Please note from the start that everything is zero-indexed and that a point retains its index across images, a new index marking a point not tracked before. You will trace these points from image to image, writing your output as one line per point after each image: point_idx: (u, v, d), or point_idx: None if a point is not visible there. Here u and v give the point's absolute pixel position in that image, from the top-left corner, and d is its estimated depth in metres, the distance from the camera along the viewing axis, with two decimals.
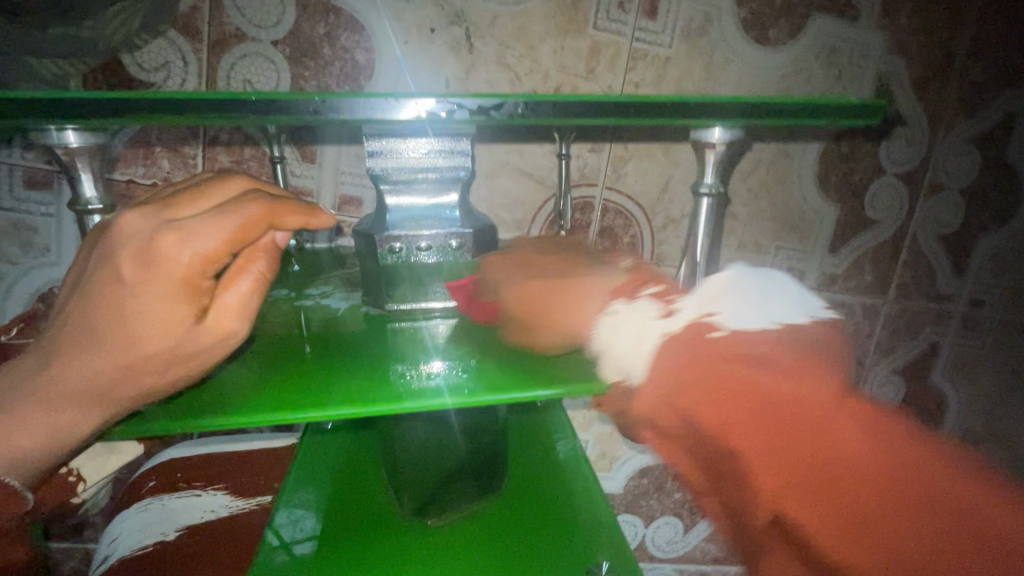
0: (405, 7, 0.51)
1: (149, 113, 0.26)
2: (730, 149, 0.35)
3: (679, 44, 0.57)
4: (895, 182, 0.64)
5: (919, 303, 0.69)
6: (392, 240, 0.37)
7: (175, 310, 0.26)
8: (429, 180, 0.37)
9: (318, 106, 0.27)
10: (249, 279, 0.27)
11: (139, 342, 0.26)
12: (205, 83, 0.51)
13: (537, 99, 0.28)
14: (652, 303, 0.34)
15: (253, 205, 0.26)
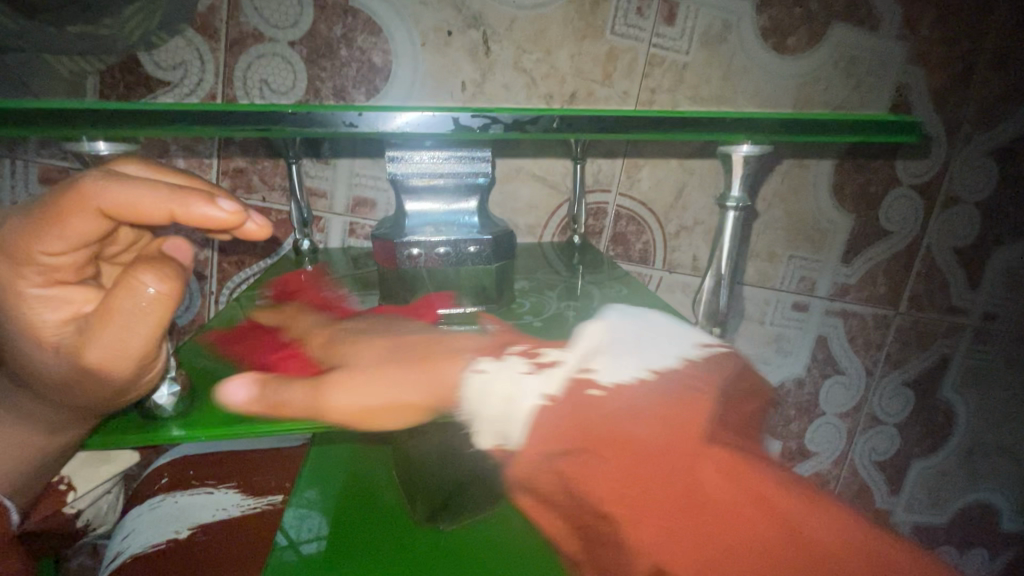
0: (423, 9, 0.51)
1: (185, 124, 0.27)
2: (757, 162, 0.34)
3: (697, 51, 0.56)
4: (909, 194, 0.64)
5: (931, 315, 0.68)
6: (410, 246, 0.39)
7: (37, 326, 0.25)
8: (449, 185, 0.38)
9: (354, 119, 0.28)
10: (135, 294, 0.25)
11: (26, 358, 0.26)
12: (222, 83, 0.51)
13: (572, 114, 0.28)
14: (520, 359, 0.33)
15: (72, 189, 0.24)
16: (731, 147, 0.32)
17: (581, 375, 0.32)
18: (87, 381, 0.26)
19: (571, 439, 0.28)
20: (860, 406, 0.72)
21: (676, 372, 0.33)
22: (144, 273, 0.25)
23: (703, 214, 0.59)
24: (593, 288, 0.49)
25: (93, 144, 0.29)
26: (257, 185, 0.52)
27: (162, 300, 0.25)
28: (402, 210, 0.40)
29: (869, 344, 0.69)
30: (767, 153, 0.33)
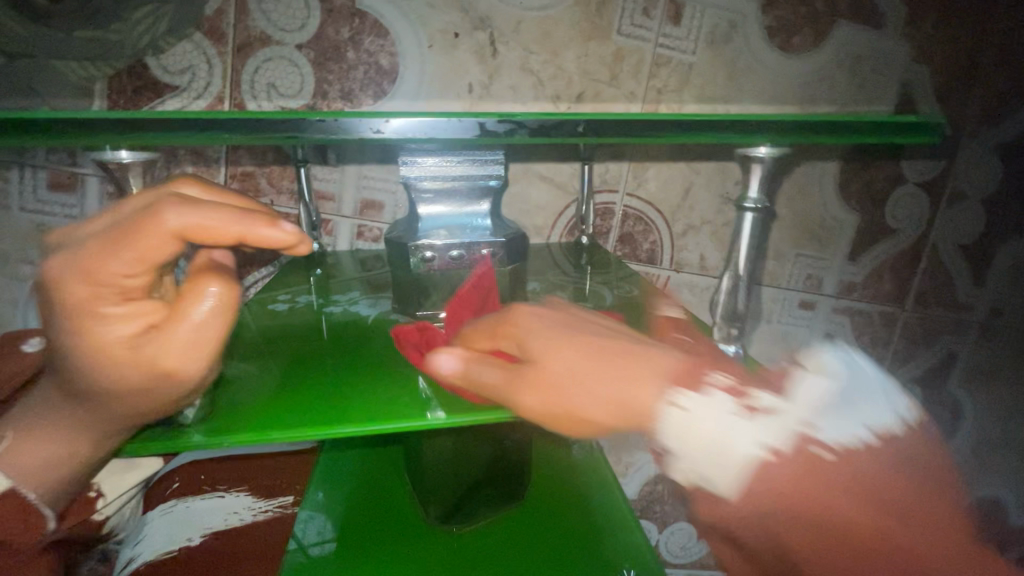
0: (431, 11, 0.51)
1: (212, 129, 0.27)
2: (775, 163, 0.34)
3: (703, 51, 0.56)
4: (914, 191, 0.64)
5: (942, 313, 0.68)
6: (425, 249, 0.38)
7: (108, 342, 0.25)
8: (462, 187, 0.37)
9: (381, 125, 0.28)
10: (202, 307, 0.26)
11: (95, 377, 0.25)
12: (228, 86, 0.51)
13: (598, 117, 0.28)
14: (730, 394, 0.25)
15: (169, 213, 0.24)
16: (750, 149, 0.32)
17: (803, 430, 0.24)
18: (147, 391, 0.26)
19: (799, 477, 0.23)
20: None
21: (863, 453, 0.23)
22: (199, 298, 0.26)
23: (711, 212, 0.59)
24: (604, 289, 0.49)
25: (115, 153, 0.29)
26: (265, 189, 0.52)
27: (228, 310, 0.27)
28: (413, 216, 0.39)
29: (876, 342, 0.69)
30: (785, 154, 0.33)
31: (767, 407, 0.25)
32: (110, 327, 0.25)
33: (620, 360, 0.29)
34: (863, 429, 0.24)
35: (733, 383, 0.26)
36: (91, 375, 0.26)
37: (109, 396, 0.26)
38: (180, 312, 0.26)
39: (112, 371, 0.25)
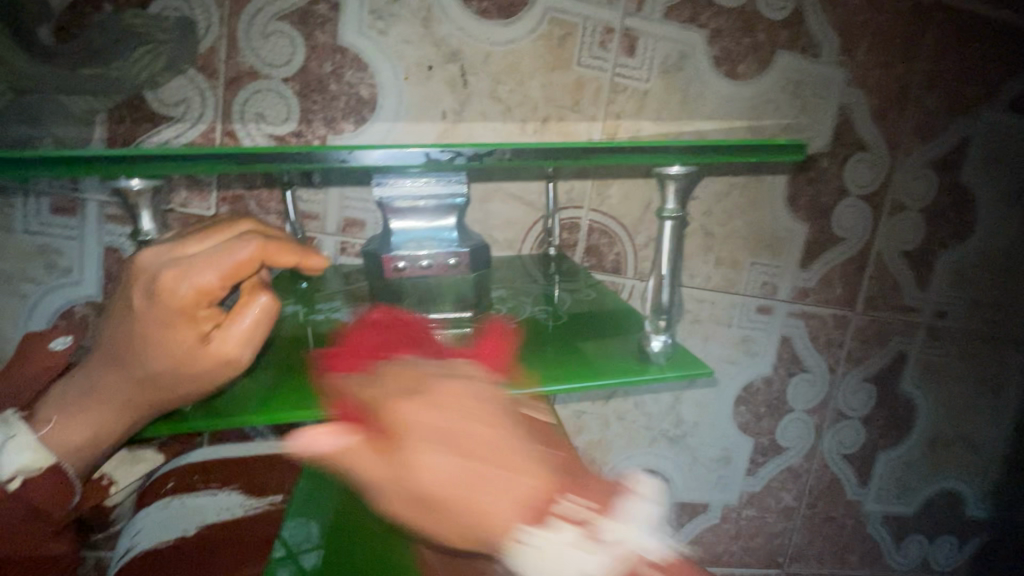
0: (407, 47, 0.56)
1: (215, 163, 0.32)
2: (687, 178, 0.39)
3: (656, 78, 0.62)
4: (859, 203, 0.69)
5: (886, 313, 0.74)
6: (396, 259, 0.42)
7: (177, 339, 0.32)
8: (430, 205, 0.41)
9: (346, 156, 0.33)
10: (253, 314, 0.34)
11: (151, 362, 0.33)
12: (220, 116, 0.55)
13: (520, 146, 0.33)
14: (569, 525, 0.27)
15: (250, 244, 0.32)
16: (662, 168, 0.37)
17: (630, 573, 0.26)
18: (205, 373, 0.33)
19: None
20: (826, 402, 0.76)
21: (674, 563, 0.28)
22: (243, 312, 0.34)
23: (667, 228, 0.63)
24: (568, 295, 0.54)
25: (128, 181, 0.33)
26: (255, 210, 0.56)
27: (269, 318, 0.34)
28: (387, 230, 0.42)
29: (830, 343, 0.74)
30: (696, 171, 0.38)
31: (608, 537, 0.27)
32: (181, 327, 0.32)
33: (485, 423, 0.31)
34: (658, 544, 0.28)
35: (589, 508, 0.28)
36: (160, 362, 0.33)
37: (172, 378, 0.33)
38: (235, 317, 0.33)
39: (180, 359, 0.33)
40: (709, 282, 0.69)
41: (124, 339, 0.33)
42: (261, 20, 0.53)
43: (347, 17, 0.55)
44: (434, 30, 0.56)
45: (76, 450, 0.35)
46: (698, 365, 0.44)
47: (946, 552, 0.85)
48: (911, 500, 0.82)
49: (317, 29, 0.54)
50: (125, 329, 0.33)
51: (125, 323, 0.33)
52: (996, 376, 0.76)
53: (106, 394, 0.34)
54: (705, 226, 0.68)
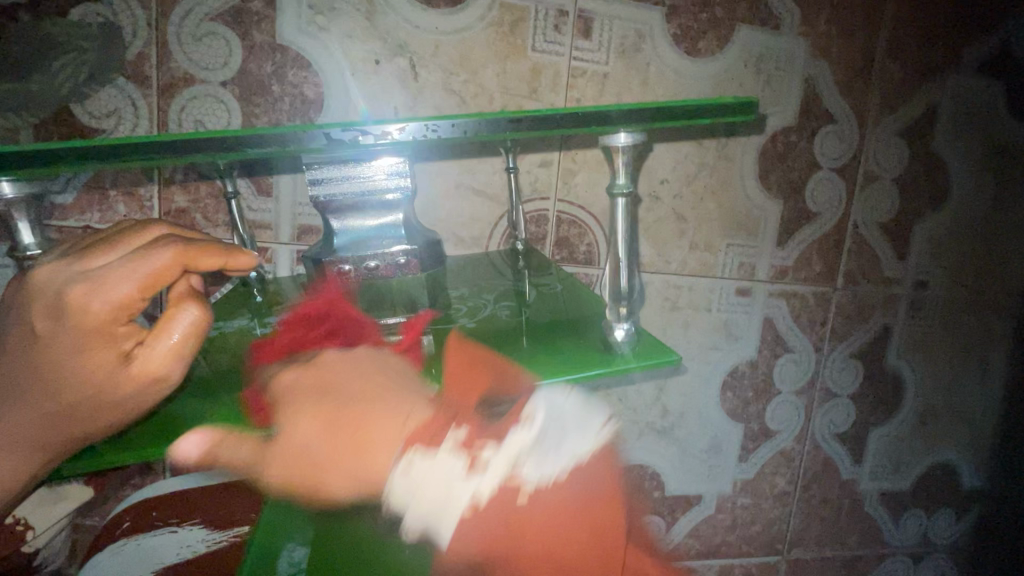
0: (350, 43, 0.54)
1: (113, 159, 0.29)
2: (637, 150, 0.37)
3: (615, 60, 0.60)
4: (831, 176, 0.68)
5: (867, 287, 0.72)
6: (340, 262, 0.39)
7: (90, 361, 0.29)
8: (372, 202, 0.39)
9: (235, 143, 0.29)
10: (180, 328, 0.31)
11: (66, 389, 0.30)
12: (156, 126, 0.52)
13: (433, 121, 0.30)
14: (454, 455, 0.27)
15: (166, 252, 0.30)
16: (609, 137, 0.35)
17: (511, 477, 0.26)
18: (130, 396, 0.30)
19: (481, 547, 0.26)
20: (813, 381, 0.75)
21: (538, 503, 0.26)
22: (172, 324, 0.31)
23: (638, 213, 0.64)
24: (533, 289, 0.51)
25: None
26: (203, 223, 0.54)
27: (195, 335, 0.32)
28: (329, 233, 0.40)
29: (814, 321, 0.72)
30: (645, 140, 0.36)
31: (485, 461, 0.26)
32: (89, 344, 0.29)
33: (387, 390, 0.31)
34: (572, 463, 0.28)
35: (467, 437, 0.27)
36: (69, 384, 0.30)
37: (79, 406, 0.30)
38: (158, 334, 0.31)
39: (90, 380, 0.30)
40: (685, 268, 0.67)
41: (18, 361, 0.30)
42: (192, 22, 0.51)
43: (284, 14, 0.52)
44: (379, 23, 0.54)
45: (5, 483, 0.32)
46: (665, 353, 0.40)
47: (946, 525, 0.84)
48: (907, 476, 0.81)
49: (253, 28, 0.52)
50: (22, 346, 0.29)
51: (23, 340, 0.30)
52: (979, 344, 0.77)
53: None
54: (676, 210, 0.66)
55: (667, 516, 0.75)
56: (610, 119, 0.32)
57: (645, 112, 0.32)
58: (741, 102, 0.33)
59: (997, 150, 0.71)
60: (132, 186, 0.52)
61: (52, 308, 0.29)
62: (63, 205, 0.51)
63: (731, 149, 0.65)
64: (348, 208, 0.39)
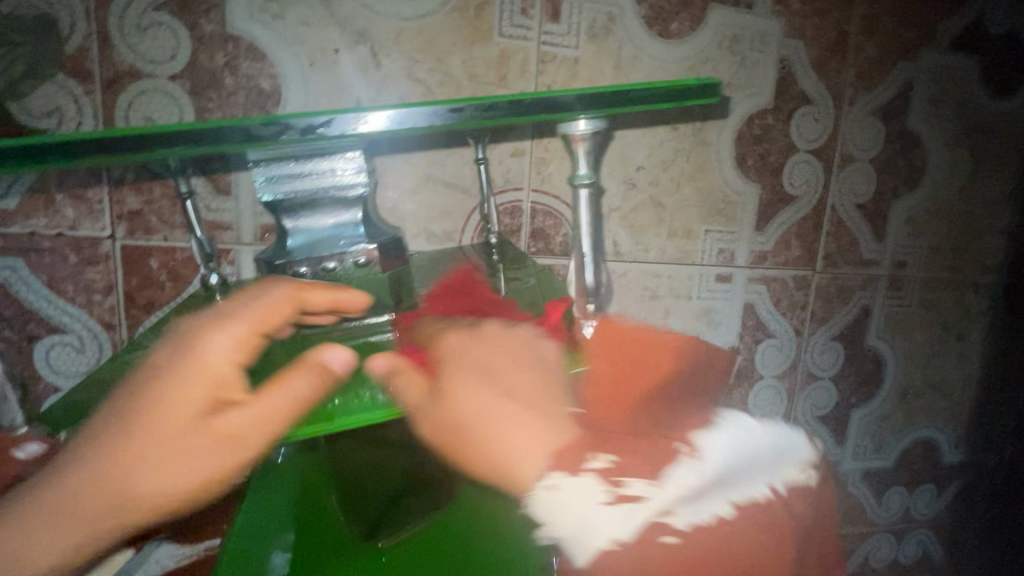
0: (307, 31, 0.51)
1: (93, 155, 0.29)
2: (596, 139, 0.37)
3: (586, 44, 0.58)
4: (808, 158, 0.67)
5: (847, 269, 0.72)
6: (296, 264, 0.35)
7: (187, 404, 0.27)
8: (327, 198, 0.36)
9: (193, 136, 0.29)
10: (286, 393, 0.29)
11: (140, 438, 0.27)
12: (103, 124, 0.49)
13: (364, 113, 0.30)
14: (600, 480, 0.24)
15: (280, 297, 0.32)
16: (568, 125, 0.35)
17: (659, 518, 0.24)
18: (207, 452, 0.27)
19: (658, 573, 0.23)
20: (796, 365, 0.74)
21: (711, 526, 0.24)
22: (288, 379, 0.29)
23: (615, 200, 0.63)
24: (503, 282, 0.49)
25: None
26: (158, 225, 0.51)
27: (298, 405, 0.29)
28: (281, 234, 0.36)
29: (794, 305, 0.72)
30: (604, 127, 0.36)
31: (637, 492, 0.24)
32: (213, 387, 0.28)
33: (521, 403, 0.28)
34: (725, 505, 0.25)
35: (613, 461, 0.25)
36: (167, 436, 0.27)
37: (171, 461, 0.27)
38: (264, 393, 0.28)
39: (193, 432, 0.27)
40: (664, 256, 0.66)
41: (125, 405, 0.28)
42: (135, 12, 0.48)
43: (234, 1, 0.49)
44: (336, 9, 0.51)
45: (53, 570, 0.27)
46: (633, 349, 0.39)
47: (926, 500, 0.86)
48: (889, 454, 0.82)
49: (201, 18, 0.49)
50: (139, 387, 0.28)
51: (141, 383, 0.29)
52: (957, 321, 0.77)
53: (58, 484, 0.26)
54: (653, 196, 0.64)
55: None
56: (564, 108, 0.31)
57: (600, 101, 0.31)
58: (696, 86, 0.33)
59: (971, 129, 0.71)
60: (79, 188, 0.49)
61: (181, 349, 0.29)
62: (6, 211, 0.48)
63: (707, 133, 0.63)
64: (299, 206, 0.36)
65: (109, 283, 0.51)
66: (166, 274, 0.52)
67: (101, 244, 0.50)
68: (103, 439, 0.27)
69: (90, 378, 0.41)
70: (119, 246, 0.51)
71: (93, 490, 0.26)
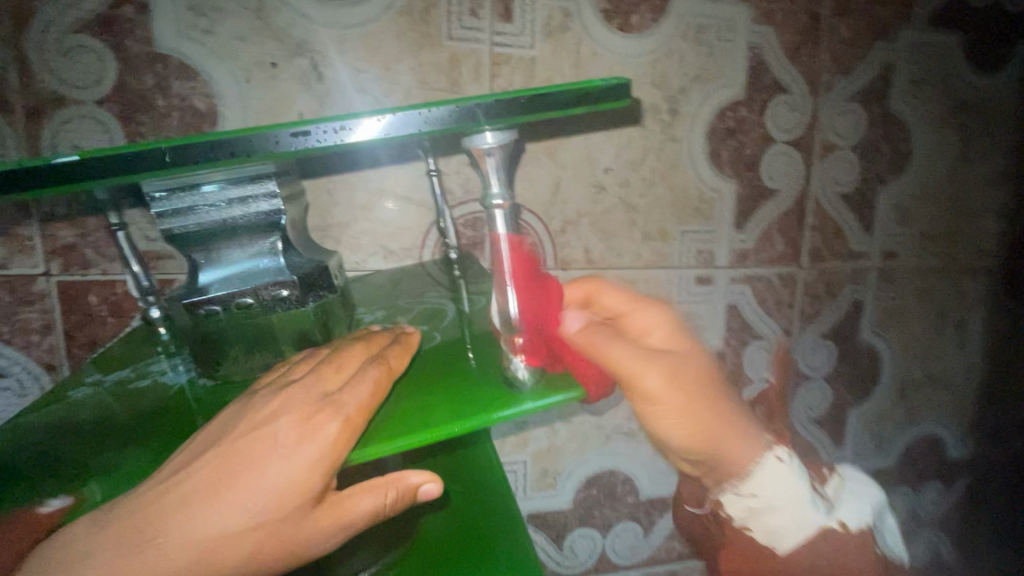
0: (242, 45, 0.48)
1: (45, 185, 0.26)
2: (505, 154, 0.38)
3: (542, 44, 0.55)
4: (787, 149, 0.64)
5: (835, 263, 0.69)
6: (208, 302, 0.32)
7: (303, 479, 0.29)
8: (242, 230, 0.32)
9: (126, 159, 0.26)
10: (368, 503, 0.32)
11: (256, 500, 0.29)
12: (28, 156, 0.46)
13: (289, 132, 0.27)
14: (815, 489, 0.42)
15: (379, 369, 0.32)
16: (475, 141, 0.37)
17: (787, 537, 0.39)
18: (316, 532, 0.31)
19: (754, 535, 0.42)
20: (786, 365, 0.71)
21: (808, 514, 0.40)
22: (407, 474, 0.34)
23: (584, 204, 0.60)
24: (449, 304, 0.46)
25: None
26: (95, 258, 0.48)
27: (374, 513, 0.33)
28: (193, 271, 0.33)
29: (781, 304, 0.68)
30: (510, 143, 0.38)
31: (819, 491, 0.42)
32: (323, 479, 0.30)
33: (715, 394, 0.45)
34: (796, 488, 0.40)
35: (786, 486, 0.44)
36: (274, 524, 0.30)
37: (262, 541, 0.30)
38: (350, 501, 0.32)
39: (296, 524, 0.30)
40: (639, 260, 0.63)
41: (235, 484, 0.29)
42: (55, 36, 0.45)
43: (161, 18, 0.46)
44: (271, 21, 0.48)
45: None
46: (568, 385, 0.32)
47: (933, 499, 0.82)
48: (891, 453, 0.78)
49: (126, 38, 0.46)
50: (244, 470, 0.29)
51: (248, 464, 0.30)
52: (955, 311, 0.74)
53: (153, 552, 0.29)
54: (624, 198, 0.61)
55: (644, 520, 0.68)
56: (478, 114, 0.29)
57: (491, 108, 0.29)
58: (597, 86, 0.30)
59: (960, 107, 0.67)
60: (7, 225, 0.46)
61: (303, 436, 0.29)
62: None
63: (677, 129, 0.60)
64: (209, 237, 0.32)
65: (47, 322, 0.49)
66: (107, 309, 0.49)
67: (36, 282, 0.48)
68: (211, 512, 0.29)
69: (23, 423, 0.39)
70: (54, 282, 0.48)
71: (186, 565, 0.29)
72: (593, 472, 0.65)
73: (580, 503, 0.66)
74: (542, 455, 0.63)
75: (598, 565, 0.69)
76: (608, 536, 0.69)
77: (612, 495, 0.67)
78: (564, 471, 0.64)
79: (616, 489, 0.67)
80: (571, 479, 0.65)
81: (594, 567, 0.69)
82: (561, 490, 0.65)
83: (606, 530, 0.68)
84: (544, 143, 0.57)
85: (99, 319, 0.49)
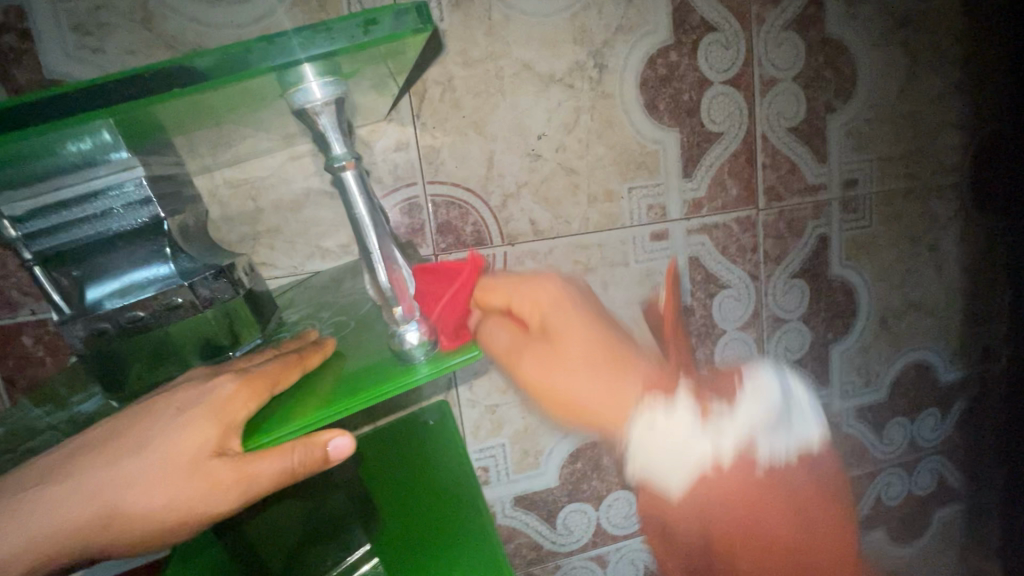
0: (133, 59, 0.46)
1: None
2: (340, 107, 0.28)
3: (450, 14, 0.53)
4: (724, 90, 0.62)
5: (793, 200, 0.67)
6: (99, 321, 0.33)
7: (197, 427, 0.31)
8: (126, 244, 0.34)
9: None
10: (275, 462, 0.31)
11: (157, 447, 0.31)
12: None
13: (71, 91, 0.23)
14: (687, 408, 0.39)
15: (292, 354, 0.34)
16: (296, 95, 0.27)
17: (747, 439, 0.39)
18: (217, 485, 0.30)
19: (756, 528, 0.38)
20: (759, 311, 0.69)
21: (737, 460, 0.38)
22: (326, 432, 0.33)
23: (521, 174, 0.58)
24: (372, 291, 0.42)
25: None
26: (21, 299, 0.47)
27: (286, 475, 0.31)
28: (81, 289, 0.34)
29: (743, 250, 0.67)
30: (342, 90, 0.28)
31: (721, 425, 0.39)
32: (217, 425, 0.31)
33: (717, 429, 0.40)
34: (712, 441, 0.38)
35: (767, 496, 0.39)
36: (175, 480, 0.31)
37: (165, 490, 0.31)
38: (255, 460, 0.30)
39: (199, 473, 0.30)
40: (589, 225, 0.61)
41: (136, 434, 0.31)
42: None
43: (46, 42, 0.45)
44: (161, 30, 0.47)
45: (42, 538, 0.31)
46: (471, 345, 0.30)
47: (931, 426, 0.80)
48: (880, 385, 0.76)
49: (14, 68, 0.45)
50: (144, 422, 0.32)
51: (153, 410, 0.32)
52: (926, 232, 0.72)
53: (64, 493, 0.31)
54: (563, 163, 0.59)
55: None
56: (271, 58, 0.24)
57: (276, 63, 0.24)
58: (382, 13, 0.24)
59: (900, 22, 0.65)
60: None
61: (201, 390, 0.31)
62: None
63: (607, 85, 0.58)
64: (90, 252, 0.34)
65: None
66: (43, 349, 0.48)
67: None
68: (115, 459, 0.31)
69: None
70: None
71: (94, 511, 0.31)
72: (573, 446, 0.64)
73: (567, 479, 0.65)
74: (520, 435, 0.62)
75: (595, 538, 0.68)
76: (601, 508, 0.68)
77: (597, 467, 0.65)
78: (544, 449, 0.63)
79: (602, 460, 0.65)
80: (553, 456, 0.64)
81: (591, 541, 0.68)
82: (545, 468, 0.64)
83: (598, 502, 0.67)
84: (469, 118, 0.55)
85: (37, 359, 0.48)
